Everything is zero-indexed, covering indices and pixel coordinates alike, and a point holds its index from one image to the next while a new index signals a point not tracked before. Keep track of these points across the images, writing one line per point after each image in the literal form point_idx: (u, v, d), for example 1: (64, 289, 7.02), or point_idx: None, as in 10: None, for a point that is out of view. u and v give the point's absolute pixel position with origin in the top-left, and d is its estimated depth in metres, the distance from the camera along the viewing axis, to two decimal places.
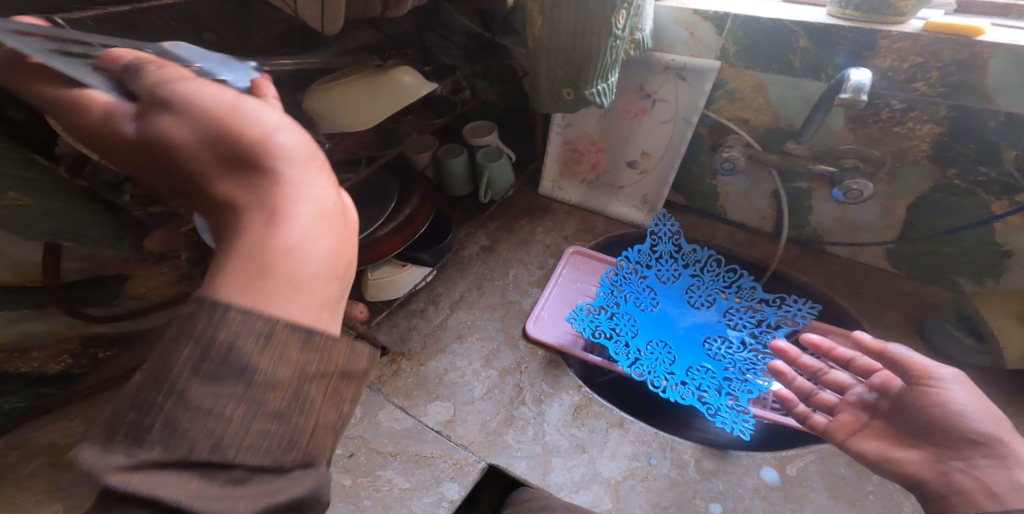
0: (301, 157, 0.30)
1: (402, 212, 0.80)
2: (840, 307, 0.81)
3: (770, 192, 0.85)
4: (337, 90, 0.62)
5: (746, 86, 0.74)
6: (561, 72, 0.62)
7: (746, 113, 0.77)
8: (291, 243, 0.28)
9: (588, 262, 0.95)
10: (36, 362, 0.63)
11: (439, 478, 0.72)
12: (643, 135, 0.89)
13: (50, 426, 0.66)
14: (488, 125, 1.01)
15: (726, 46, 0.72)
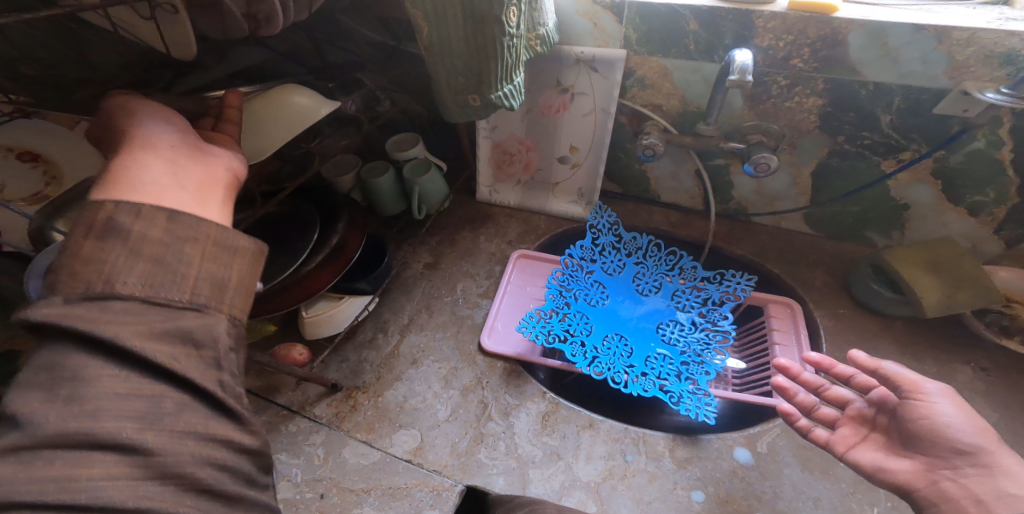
0: (153, 114, 0.39)
1: (329, 241, 0.75)
2: (774, 274, 0.83)
3: (693, 172, 0.87)
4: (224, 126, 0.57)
5: (653, 72, 0.75)
6: (462, 80, 0.60)
7: (657, 99, 0.79)
8: (174, 160, 0.36)
9: (534, 264, 0.94)
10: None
11: (418, 508, 0.69)
12: (568, 129, 0.88)
13: None
14: (412, 137, 0.98)
15: (628, 34, 0.72)
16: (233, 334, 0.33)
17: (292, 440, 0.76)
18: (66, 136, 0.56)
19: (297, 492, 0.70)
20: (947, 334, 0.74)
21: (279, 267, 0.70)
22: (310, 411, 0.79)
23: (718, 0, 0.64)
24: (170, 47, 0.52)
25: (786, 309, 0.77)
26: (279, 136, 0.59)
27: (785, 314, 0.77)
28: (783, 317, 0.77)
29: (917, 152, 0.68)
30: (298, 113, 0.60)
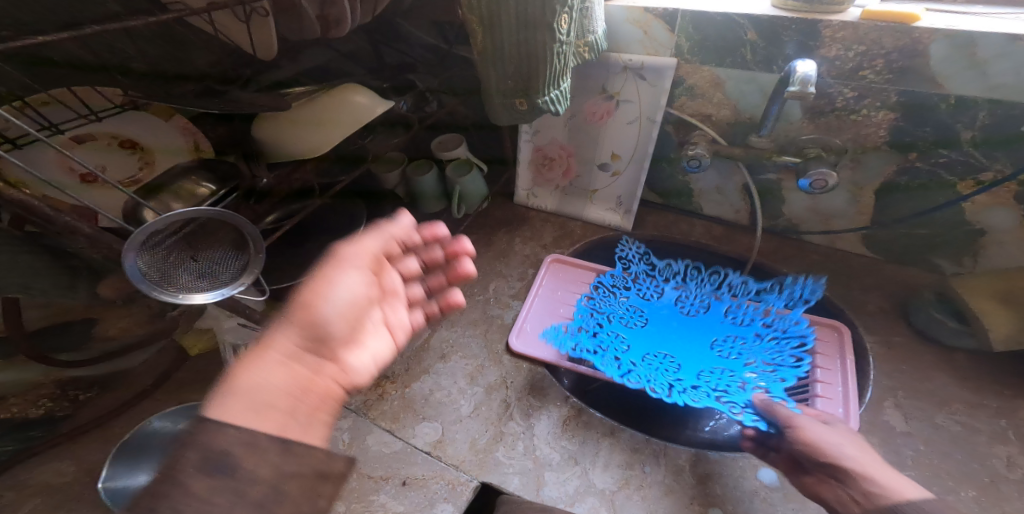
0: (337, 296, 0.43)
1: (371, 232, 0.77)
2: (823, 296, 0.80)
3: (741, 185, 0.84)
4: (286, 114, 0.62)
5: (705, 82, 0.74)
6: (511, 83, 0.60)
7: (707, 109, 0.77)
8: (311, 379, 0.40)
9: (567, 269, 0.94)
10: (15, 408, 0.68)
11: (433, 500, 0.69)
12: (611, 137, 0.87)
13: (42, 467, 0.69)
14: (457, 137, 0.99)
15: (680, 43, 0.71)
16: None
17: None
18: (161, 126, 0.61)
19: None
20: (1015, 371, 0.69)
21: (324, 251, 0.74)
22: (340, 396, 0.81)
23: (781, 10, 0.63)
24: (256, 48, 0.55)
25: (833, 332, 0.74)
26: (335, 132, 0.63)
27: (831, 338, 0.74)
28: (828, 340, 0.74)
29: (1000, 173, 0.64)
30: (357, 110, 0.64)
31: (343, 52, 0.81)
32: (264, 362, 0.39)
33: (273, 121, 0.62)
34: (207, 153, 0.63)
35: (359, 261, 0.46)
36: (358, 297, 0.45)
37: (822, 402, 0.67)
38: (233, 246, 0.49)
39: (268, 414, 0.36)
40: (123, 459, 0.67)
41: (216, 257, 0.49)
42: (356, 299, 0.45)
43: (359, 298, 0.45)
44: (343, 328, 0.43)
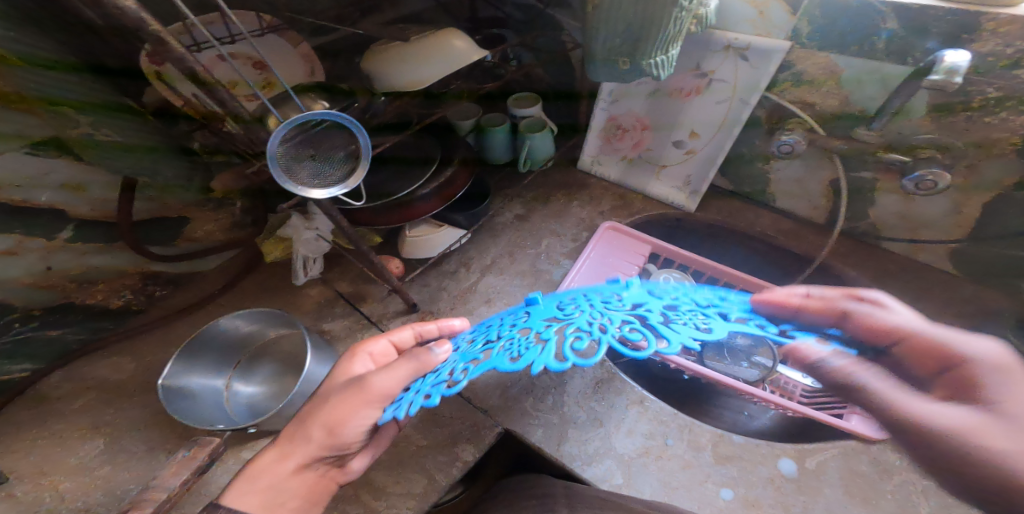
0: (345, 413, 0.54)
1: (442, 172, 0.80)
2: None
3: (826, 181, 0.83)
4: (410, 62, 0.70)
5: (816, 68, 0.71)
6: (619, 42, 0.64)
7: (811, 97, 0.75)
8: (268, 483, 0.52)
9: (623, 238, 0.93)
10: (101, 294, 0.80)
11: (455, 439, 0.80)
12: (693, 115, 0.85)
13: (99, 362, 0.81)
14: (533, 96, 0.99)
15: (799, 26, 0.69)
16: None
17: None
18: (288, 52, 0.69)
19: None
20: None
21: (399, 184, 0.78)
22: (386, 324, 0.85)
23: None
24: None
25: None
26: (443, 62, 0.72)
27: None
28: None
29: None
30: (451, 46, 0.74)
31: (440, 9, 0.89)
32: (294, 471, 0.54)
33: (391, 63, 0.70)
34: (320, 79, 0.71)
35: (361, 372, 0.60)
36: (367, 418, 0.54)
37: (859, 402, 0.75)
38: (348, 153, 0.58)
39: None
40: (185, 358, 0.72)
41: (329, 159, 0.56)
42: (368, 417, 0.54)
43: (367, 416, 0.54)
44: (347, 441, 0.55)
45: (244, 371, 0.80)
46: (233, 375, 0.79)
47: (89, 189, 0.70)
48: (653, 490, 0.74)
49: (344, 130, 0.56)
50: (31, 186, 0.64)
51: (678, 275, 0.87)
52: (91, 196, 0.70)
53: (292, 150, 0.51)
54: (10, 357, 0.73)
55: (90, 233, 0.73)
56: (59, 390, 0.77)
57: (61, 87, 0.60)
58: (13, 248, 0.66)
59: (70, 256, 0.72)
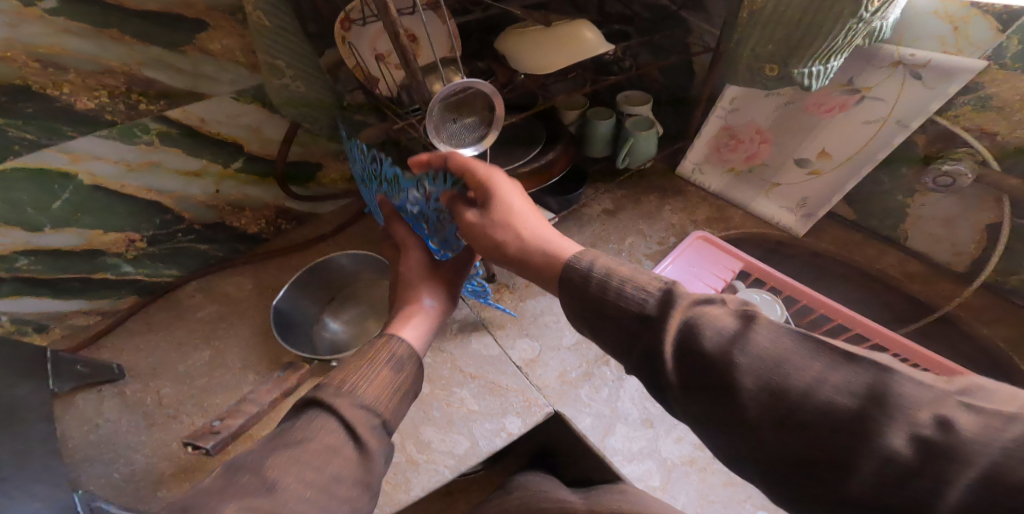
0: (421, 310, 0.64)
1: (544, 155, 0.87)
2: (1018, 371, 0.75)
3: (982, 225, 0.76)
4: (548, 54, 0.74)
5: (1013, 94, 0.65)
6: (771, 48, 0.65)
7: (995, 126, 0.68)
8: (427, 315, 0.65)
9: (712, 250, 0.95)
10: (244, 220, 0.88)
11: (506, 410, 0.82)
12: (830, 134, 0.81)
13: (229, 278, 0.90)
14: (644, 97, 1.02)
15: (1005, 45, 0.63)
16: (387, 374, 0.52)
17: None
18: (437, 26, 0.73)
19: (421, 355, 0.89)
20: None
21: (500, 160, 0.87)
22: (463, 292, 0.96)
23: None
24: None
25: (1004, 404, 0.68)
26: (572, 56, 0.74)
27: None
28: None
29: None
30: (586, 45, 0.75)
31: None
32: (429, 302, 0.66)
33: (526, 49, 0.75)
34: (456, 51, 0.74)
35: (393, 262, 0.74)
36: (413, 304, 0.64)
37: None
38: (478, 122, 0.60)
39: (406, 363, 0.54)
40: (296, 287, 0.82)
41: (469, 124, 0.59)
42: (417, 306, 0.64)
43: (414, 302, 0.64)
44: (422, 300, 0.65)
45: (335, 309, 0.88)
46: (326, 310, 0.86)
47: (263, 128, 0.79)
48: (689, 500, 0.75)
49: (484, 100, 0.59)
50: (219, 121, 0.73)
51: (768, 296, 0.87)
52: (262, 136, 0.79)
53: (440, 110, 0.54)
54: (164, 261, 0.84)
55: (254, 167, 0.82)
56: (194, 299, 0.87)
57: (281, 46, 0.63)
58: (198, 171, 0.76)
59: (233, 183, 0.82)
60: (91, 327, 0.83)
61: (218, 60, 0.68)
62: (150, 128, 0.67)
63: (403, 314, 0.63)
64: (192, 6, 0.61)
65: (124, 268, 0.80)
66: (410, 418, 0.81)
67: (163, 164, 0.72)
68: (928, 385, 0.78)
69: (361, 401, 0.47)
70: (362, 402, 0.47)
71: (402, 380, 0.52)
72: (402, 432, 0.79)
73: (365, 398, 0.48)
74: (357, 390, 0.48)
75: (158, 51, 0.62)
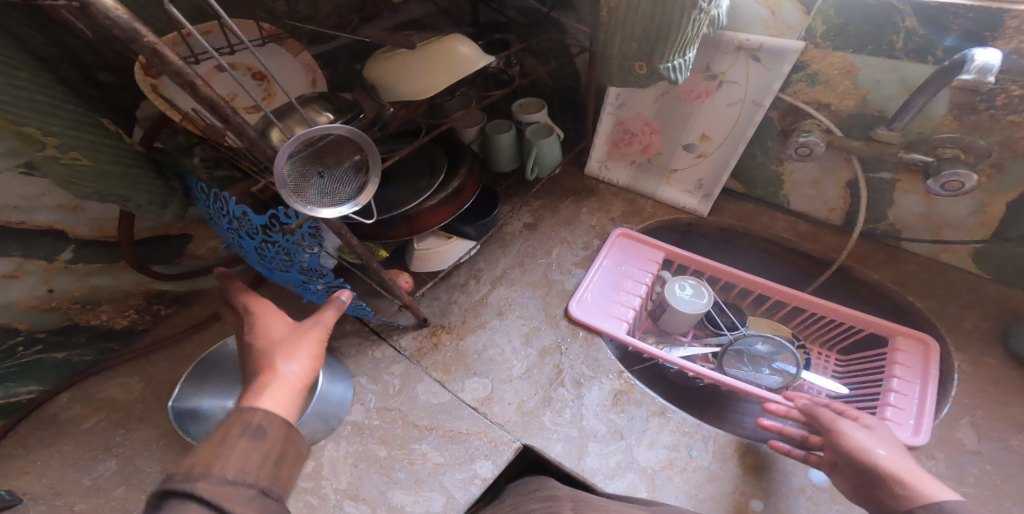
0: (287, 373, 0.51)
1: (449, 184, 0.86)
2: (910, 305, 0.79)
3: (843, 181, 0.82)
4: (435, 73, 0.73)
5: (833, 69, 0.71)
6: (635, 45, 0.67)
7: (828, 98, 0.74)
8: (294, 377, 0.51)
9: (634, 245, 0.97)
10: (105, 314, 0.83)
11: (473, 455, 0.78)
12: (705, 118, 0.86)
13: (112, 382, 0.83)
14: (537, 103, 1.05)
15: (813, 26, 0.69)
16: (256, 468, 0.41)
17: (375, 365, 0.89)
18: (290, 62, 0.74)
19: (365, 418, 0.82)
20: None
21: (406, 197, 0.83)
22: (396, 340, 0.92)
23: None
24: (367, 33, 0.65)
25: (919, 344, 0.73)
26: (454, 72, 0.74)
27: (914, 349, 0.74)
28: (912, 351, 0.73)
29: None
30: (462, 60, 0.75)
31: (442, 7, 0.97)
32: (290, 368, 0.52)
33: (411, 74, 0.74)
34: (321, 86, 0.77)
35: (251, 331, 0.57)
36: (273, 369, 0.51)
37: (891, 411, 0.69)
38: (356, 167, 0.59)
39: (271, 430, 0.44)
40: (197, 378, 0.77)
41: (340, 174, 0.58)
42: (281, 369, 0.51)
43: (274, 365, 0.51)
44: (284, 364, 0.52)
45: None
46: None
47: (88, 207, 0.73)
48: (681, 503, 0.73)
49: (349, 143, 0.57)
50: (29, 208, 0.66)
51: (694, 280, 0.90)
52: (87, 215, 0.74)
53: (297, 168, 0.52)
54: (16, 378, 0.75)
55: (89, 254, 0.77)
56: (67, 412, 0.79)
57: (46, 116, 0.57)
58: (13, 272, 0.69)
59: (72, 278, 0.76)
60: None
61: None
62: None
63: (257, 386, 0.49)
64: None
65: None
66: (372, 486, 0.75)
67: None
68: (853, 336, 0.83)
69: (220, 478, 0.38)
70: (223, 478, 0.38)
71: (265, 449, 0.43)
72: (369, 503, 0.73)
73: (225, 475, 0.38)
74: (214, 468, 0.38)
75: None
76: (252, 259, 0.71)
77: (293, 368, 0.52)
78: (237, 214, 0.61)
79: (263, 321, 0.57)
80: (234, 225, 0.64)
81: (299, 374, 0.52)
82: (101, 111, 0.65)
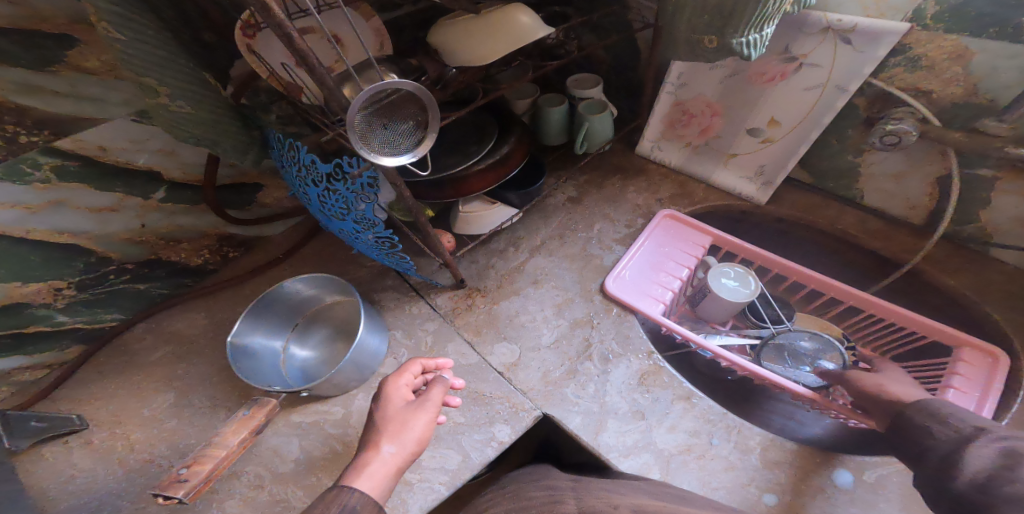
0: (398, 440, 0.52)
1: (498, 150, 0.85)
2: (988, 317, 0.74)
3: (932, 178, 0.76)
4: (489, 44, 0.70)
5: (941, 53, 0.65)
6: (706, 19, 0.61)
7: (929, 84, 0.68)
8: (403, 446, 0.52)
9: (679, 227, 0.94)
10: (184, 252, 0.86)
11: (492, 418, 0.79)
12: (776, 102, 0.81)
13: (181, 316, 0.86)
14: (593, 78, 1.01)
15: (924, 6, 0.64)
16: None
17: (409, 320, 0.90)
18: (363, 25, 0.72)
19: None
20: None
21: (454, 160, 0.83)
22: (432, 298, 0.93)
23: None
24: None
25: (986, 358, 0.69)
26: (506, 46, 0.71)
27: (980, 362, 0.69)
28: (975, 363, 0.69)
29: None
30: (521, 31, 0.70)
31: None
32: (408, 437, 0.53)
33: (468, 39, 0.71)
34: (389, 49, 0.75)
35: (396, 378, 0.60)
36: (391, 436, 0.52)
37: None
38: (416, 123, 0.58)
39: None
40: (252, 317, 0.79)
41: (404, 128, 0.57)
42: (396, 440, 0.52)
43: (391, 431, 0.53)
44: (399, 431, 0.53)
45: (302, 333, 0.87)
46: (290, 338, 0.86)
47: (180, 151, 0.75)
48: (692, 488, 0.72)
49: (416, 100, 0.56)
50: (132, 149, 0.69)
51: (741, 268, 0.87)
52: (180, 159, 0.76)
53: (365, 116, 0.52)
54: (100, 304, 0.80)
55: (177, 195, 0.79)
56: (143, 342, 0.83)
57: (157, 66, 0.56)
58: (113, 206, 0.72)
59: (160, 216, 0.79)
60: (41, 381, 0.79)
61: (100, 78, 0.62)
62: (43, 164, 0.62)
63: (371, 448, 0.51)
64: (49, 20, 0.55)
65: (59, 319, 0.76)
66: None
67: (72, 202, 0.67)
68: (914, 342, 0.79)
69: None
70: None
71: None
72: None
73: None
74: None
75: (31, 75, 0.56)
76: (313, 208, 0.73)
77: (406, 439, 0.52)
78: (306, 161, 0.62)
79: (389, 385, 0.59)
80: (301, 172, 0.66)
81: (409, 449, 0.52)
82: (200, 65, 0.64)
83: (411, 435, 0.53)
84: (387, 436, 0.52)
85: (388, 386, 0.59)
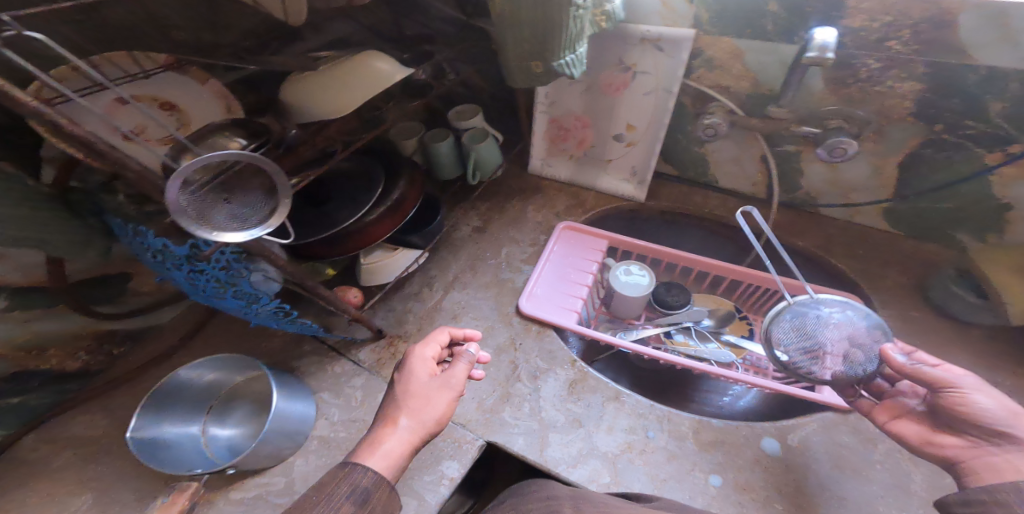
0: (419, 417, 0.54)
1: (389, 195, 0.86)
2: (835, 267, 0.85)
3: (758, 156, 0.88)
4: (348, 93, 0.73)
5: (723, 52, 0.78)
6: (526, 46, 0.66)
7: (725, 80, 0.81)
8: (422, 423, 0.54)
9: (578, 236, 0.98)
10: (55, 358, 0.80)
11: (440, 457, 0.77)
12: (626, 108, 0.88)
13: (75, 421, 0.82)
14: (472, 108, 1.05)
15: (699, 13, 0.76)
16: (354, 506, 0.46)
17: (335, 381, 0.88)
18: (197, 89, 0.72)
19: (332, 431, 0.82)
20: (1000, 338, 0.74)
21: (347, 212, 0.82)
22: (354, 354, 0.92)
23: None
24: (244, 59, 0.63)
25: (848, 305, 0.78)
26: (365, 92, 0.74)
27: None
28: None
29: None
30: (376, 76, 0.74)
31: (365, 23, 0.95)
32: (428, 416, 0.55)
33: (324, 92, 0.73)
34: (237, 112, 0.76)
35: (427, 346, 0.61)
36: (409, 413, 0.54)
37: None
38: (265, 194, 0.58)
39: (376, 492, 0.48)
40: (153, 407, 0.75)
41: (248, 200, 0.57)
42: (414, 417, 0.54)
43: (410, 409, 0.54)
44: (417, 408, 0.55)
45: (219, 414, 0.84)
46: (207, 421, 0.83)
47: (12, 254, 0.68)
48: (643, 485, 0.73)
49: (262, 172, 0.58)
50: None
51: (637, 264, 0.91)
52: (13, 261, 0.69)
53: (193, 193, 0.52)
54: None
55: (26, 300, 0.73)
56: (34, 453, 0.78)
57: None
58: None
59: (13, 325, 0.72)
60: None
61: None
62: None
63: (384, 426, 0.53)
64: None
65: None
66: None
67: None
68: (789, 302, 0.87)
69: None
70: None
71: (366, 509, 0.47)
72: None
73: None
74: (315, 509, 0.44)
75: None
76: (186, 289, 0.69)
77: (426, 416, 0.54)
78: (158, 247, 0.58)
79: (414, 355, 0.59)
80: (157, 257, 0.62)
81: (429, 424, 0.54)
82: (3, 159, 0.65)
83: (431, 412, 0.55)
84: (407, 412, 0.54)
85: (415, 352, 0.60)
